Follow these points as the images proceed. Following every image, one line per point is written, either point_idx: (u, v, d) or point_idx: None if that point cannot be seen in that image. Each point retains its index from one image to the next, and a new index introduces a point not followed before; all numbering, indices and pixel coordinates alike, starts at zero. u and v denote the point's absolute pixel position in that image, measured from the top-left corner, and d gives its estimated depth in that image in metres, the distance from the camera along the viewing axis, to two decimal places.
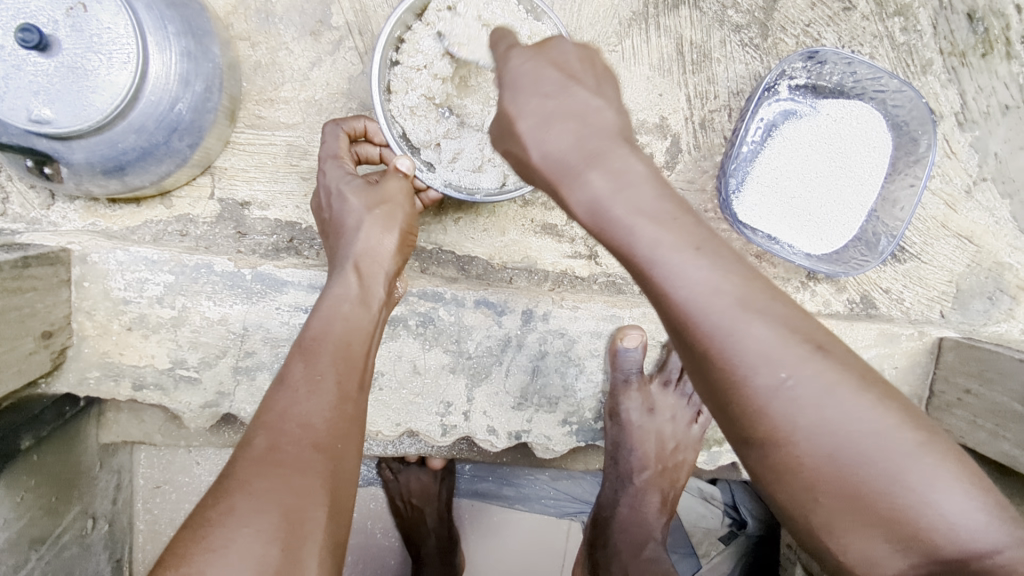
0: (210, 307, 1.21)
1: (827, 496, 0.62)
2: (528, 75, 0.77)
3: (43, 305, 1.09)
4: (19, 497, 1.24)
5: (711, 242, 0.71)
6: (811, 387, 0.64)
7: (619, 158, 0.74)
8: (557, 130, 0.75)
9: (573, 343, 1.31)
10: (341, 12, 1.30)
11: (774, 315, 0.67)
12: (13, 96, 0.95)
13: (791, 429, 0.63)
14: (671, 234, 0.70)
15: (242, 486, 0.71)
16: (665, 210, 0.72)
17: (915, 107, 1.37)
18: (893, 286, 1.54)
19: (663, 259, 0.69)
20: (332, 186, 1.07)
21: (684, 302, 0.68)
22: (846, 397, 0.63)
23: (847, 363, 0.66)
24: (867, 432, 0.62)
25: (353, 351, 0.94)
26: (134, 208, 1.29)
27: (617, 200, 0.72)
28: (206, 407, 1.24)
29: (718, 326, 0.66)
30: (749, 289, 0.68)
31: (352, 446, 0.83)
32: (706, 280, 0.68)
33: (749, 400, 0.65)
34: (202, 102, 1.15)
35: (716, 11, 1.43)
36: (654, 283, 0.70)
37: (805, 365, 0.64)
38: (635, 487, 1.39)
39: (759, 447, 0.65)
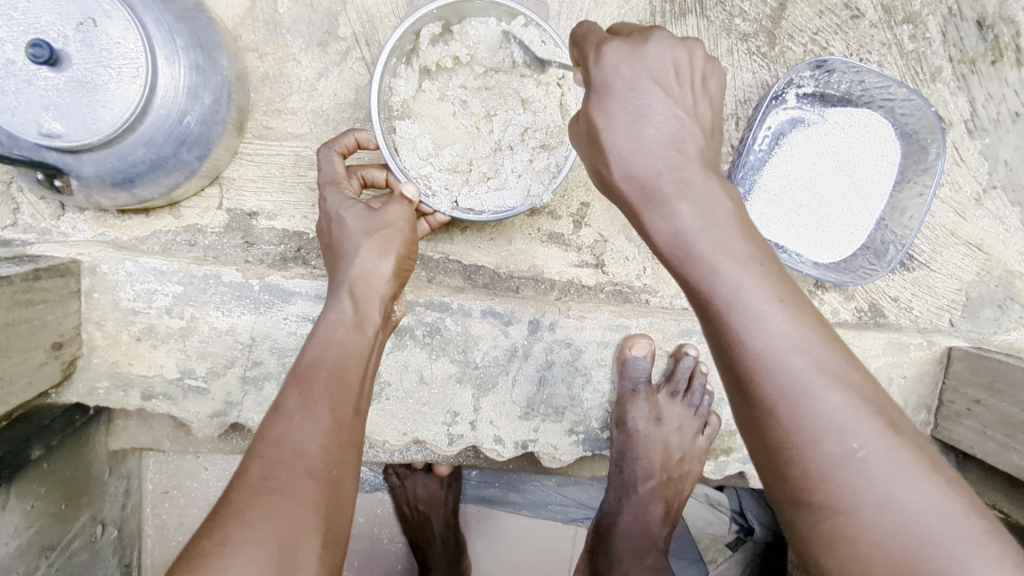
0: (218, 317, 1.22)
1: (880, 569, 0.65)
2: (626, 80, 0.79)
3: (53, 316, 1.10)
4: (30, 505, 1.25)
5: (796, 302, 0.76)
6: (878, 459, 0.68)
7: (709, 192, 0.80)
8: (643, 138, 0.80)
9: (580, 352, 1.31)
10: (348, 23, 1.31)
11: (851, 383, 0.72)
12: (24, 110, 0.96)
13: (853, 498, 0.67)
14: (755, 281, 0.75)
15: (238, 515, 0.72)
16: (750, 257, 0.77)
17: (924, 115, 1.36)
18: (902, 294, 1.53)
19: (745, 303, 0.74)
20: (331, 212, 1.08)
21: (759, 350, 0.73)
22: (915, 477, 0.67)
23: (919, 446, 0.70)
24: (930, 511, 0.65)
25: (348, 376, 0.93)
26: (143, 218, 1.30)
27: (702, 237, 0.78)
28: (214, 416, 1.25)
29: (790, 385, 0.71)
30: (828, 353, 0.73)
31: (348, 473, 0.83)
32: (789, 335, 0.73)
33: (812, 462, 0.69)
34: (211, 115, 1.16)
35: (723, 20, 1.43)
36: (727, 331, 0.75)
37: (877, 436, 0.69)
38: (639, 496, 1.38)
39: (810, 510, 0.69)
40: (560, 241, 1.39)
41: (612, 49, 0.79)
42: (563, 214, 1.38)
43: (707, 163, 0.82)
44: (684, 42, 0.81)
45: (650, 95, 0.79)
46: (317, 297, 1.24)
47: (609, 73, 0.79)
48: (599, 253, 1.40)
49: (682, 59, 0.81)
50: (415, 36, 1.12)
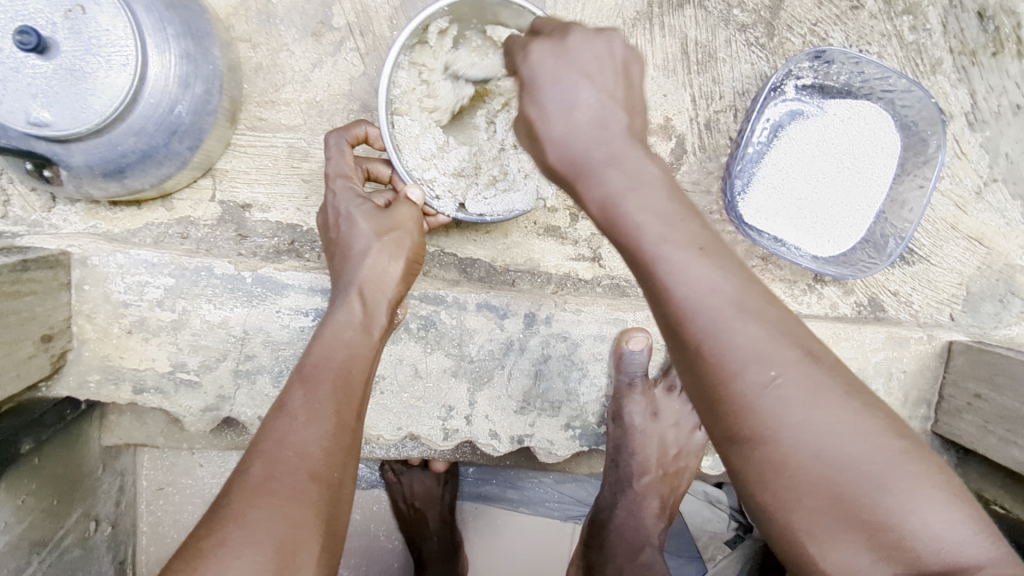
0: (210, 310, 1.20)
1: (810, 498, 0.65)
2: (551, 69, 0.79)
3: (42, 308, 1.08)
4: (20, 500, 1.24)
5: (716, 245, 0.76)
6: (797, 385, 0.68)
7: (634, 158, 0.79)
8: (575, 121, 0.79)
9: (577, 346, 1.30)
10: (342, 13, 1.29)
11: (771, 320, 0.72)
12: (12, 99, 0.95)
13: (777, 427, 0.67)
14: (680, 233, 0.75)
15: (237, 517, 0.71)
16: (674, 212, 0.77)
17: (924, 107, 1.35)
18: (902, 288, 1.52)
19: (668, 255, 0.74)
20: (341, 208, 1.04)
21: (684, 297, 0.72)
22: (828, 404, 0.67)
23: (835, 371, 0.70)
24: (848, 437, 0.65)
25: (353, 379, 0.91)
26: (135, 210, 1.29)
27: (628, 197, 0.78)
28: (207, 411, 1.23)
29: (710, 322, 0.71)
30: (748, 294, 0.73)
31: (348, 477, 0.82)
32: (709, 281, 0.72)
33: (736, 396, 0.69)
34: (202, 104, 1.15)
35: (721, 10, 1.42)
36: (655, 280, 0.74)
37: (797, 366, 0.69)
38: (635, 492, 1.37)
39: (742, 446, 0.69)
40: (556, 234, 1.38)
41: (536, 50, 0.81)
42: (560, 207, 1.37)
43: (635, 134, 0.81)
44: (602, 35, 0.81)
45: (578, 83, 0.79)
46: (311, 290, 1.23)
47: (536, 69, 0.80)
48: (595, 246, 1.39)
49: (603, 51, 0.80)
50: (423, 30, 1.09)
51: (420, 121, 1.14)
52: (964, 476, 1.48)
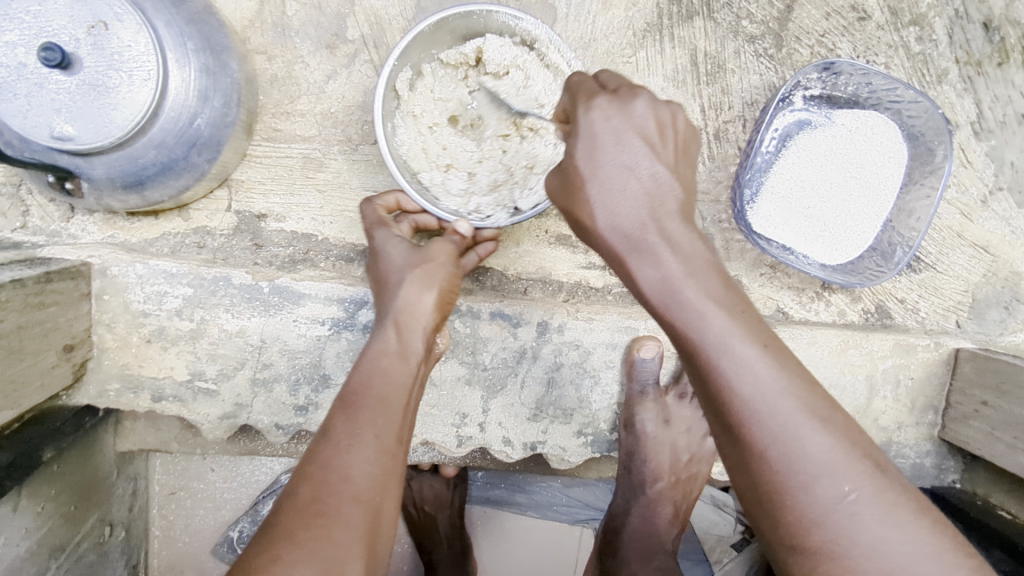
0: (228, 319, 1.22)
1: None
2: (612, 131, 0.84)
3: (64, 319, 1.10)
4: (40, 507, 1.26)
5: (778, 345, 0.79)
6: (870, 502, 0.71)
7: (688, 247, 0.83)
8: (626, 190, 0.84)
9: (589, 354, 1.32)
10: (356, 25, 1.31)
11: (836, 426, 0.75)
12: (37, 114, 0.97)
13: (849, 543, 0.70)
14: (748, 332, 0.78)
15: (287, 536, 0.72)
16: (733, 305, 0.80)
17: (931, 118, 1.37)
18: (909, 296, 1.54)
19: (735, 352, 0.76)
20: (378, 245, 1.10)
21: (749, 395, 0.75)
22: (898, 521, 0.70)
23: (900, 484, 0.74)
24: (913, 554, 0.69)
25: (391, 402, 0.91)
26: (152, 220, 1.30)
27: (688, 286, 0.81)
28: (224, 418, 1.25)
29: (778, 428, 0.73)
30: (813, 395, 0.76)
31: (388, 502, 0.83)
32: (775, 379, 0.75)
33: (806, 507, 0.72)
34: (221, 117, 1.16)
35: (730, 22, 1.43)
36: (717, 377, 0.77)
37: (865, 479, 0.72)
38: (648, 498, 1.38)
39: (803, 556, 0.72)
40: (568, 242, 1.39)
41: (600, 107, 0.85)
42: None
43: (684, 213, 0.86)
44: (668, 105, 0.88)
45: (636, 154, 0.84)
46: (327, 299, 1.24)
47: (597, 125, 0.84)
48: None
49: (664, 118, 0.87)
50: (395, 92, 1.13)
51: (438, 170, 1.19)
52: (970, 481, 1.49)
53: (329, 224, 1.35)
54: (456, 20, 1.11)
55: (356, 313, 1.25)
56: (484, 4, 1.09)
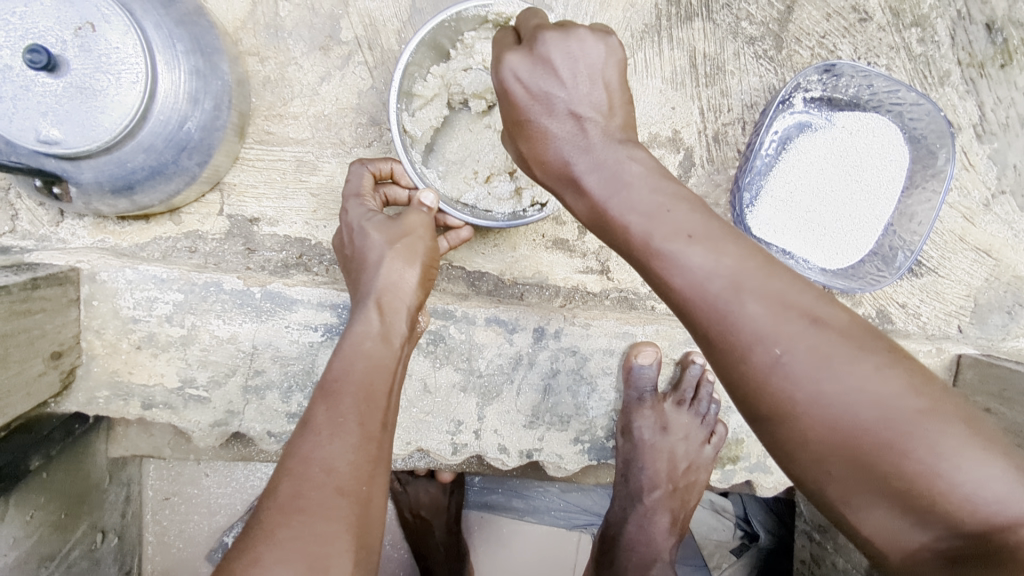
0: (219, 325, 1.20)
1: (836, 467, 0.66)
2: (524, 73, 0.80)
3: (52, 326, 1.08)
4: (28, 515, 1.24)
5: (706, 228, 0.75)
6: (803, 360, 0.68)
7: (614, 161, 0.80)
8: (551, 127, 0.82)
9: (586, 360, 1.30)
10: (350, 27, 1.29)
11: (771, 290, 0.71)
12: (22, 117, 0.95)
13: (792, 404, 0.68)
14: (667, 222, 0.76)
15: (269, 536, 0.71)
16: (660, 203, 0.77)
17: (933, 121, 1.35)
18: (910, 300, 1.52)
19: (658, 247, 0.75)
20: (354, 223, 1.05)
21: (680, 287, 0.73)
22: (842, 366, 0.67)
23: (846, 332, 0.69)
24: (864, 400, 0.65)
25: (376, 390, 0.89)
26: (143, 224, 1.29)
27: (613, 202, 0.79)
28: (215, 426, 1.23)
29: (711, 307, 0.72)
30: (746, 267, 0.72)
31: (375, 490, 0.82)
32: (701, 263, 0.73)
33: (750, 374, 0.70)
34: (212, 120, 1.14)
35: (730, 23, 1.41)
36: (654, 271, 0.76)
37: (800, 338, 0.68)
38: (645, 506, 1.37)
39: (767, 423, 0.71)
40: (564, 247, 1.37)
41: (512, 57, 0.80)
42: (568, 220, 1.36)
43: (613, 129, 0.82)
44: (569, 34, 0.80)
45: (548, 87, 0.80)
46: (320, 305, 1.22)
47: (506, 83, 0.81)
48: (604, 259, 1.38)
49: (579, 51, 0.80)
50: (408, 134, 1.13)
51: (478, 187, 1.16)
52: None
53: (322, 228, 1.33)
54: (431, 36, 1.07)
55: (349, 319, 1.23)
56: (446, 10, 1.03)
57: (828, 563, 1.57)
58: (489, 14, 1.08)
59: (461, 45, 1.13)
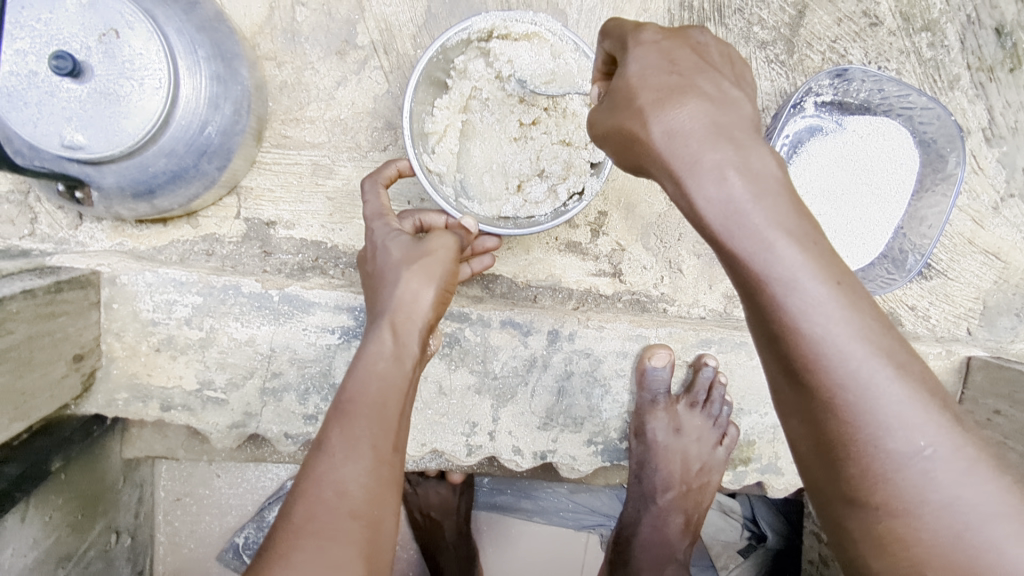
0: (237, 328, 1.21)
1: (936, 575, 0.63)
2: (663, 50, 0.76)
3: (74, 328, 1.09)
4: (47, 516, 1.25)
5: (851, 281, 0.69)
6: (946, 461, 0.65)
7: (756, 157, 0.70)
8: (690, 115, 0.71)
9: (599, 362, 1.31)
10: (367, 31, 1.30)
11: (911, 371, 0.67)
12: (47, 122, 0.96)
13: (918, 502, 0.65)
14: (820, 264, 0.67)
15: (283, 560, 0.74)
16: (806, 235, 0.69)
17: (944, 124, 1.36)
18: (920, 303, 1.53)
19: (802, 287, 0.66)
20: (377, 242, 1.06)
21: (817, 336, 0.66)
22: (983, 476, 0.64)
23: (979, 440, 0.67)
24: (990, 511, 0.63)
25: (389, 412, 0.89)
26: (160, 227, 1.29)
27: (753, 208, 0.68)
28: (233, 427, 1.24)
29: (851, 374, 0.66)
30: (893, 343, 0.68)
31: (387, 511, 0.84)
32: (846, 322, 0.67)
33: (875, 459, 0.66)
34: (231, 125, 1.15)
35: (742, 28, 1.42)
36: (779, 311, 0.68)
37: (947, 433, 0.65)
38: (659, 507, 1.39)
39: (865, 508, 0.67)
40: (578, 250, 1.38)
41: (649, 36, 0.77)
42: (581, 223, 1.37)
43: (755, 137, 0.73)
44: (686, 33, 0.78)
45: (686, 78, 0.73)
46: (337, 308, 1.23)
47: (635, 60, 0.76)
48: (617, 262, 1.39)
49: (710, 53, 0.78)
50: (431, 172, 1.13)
51: (514, 197, 1.17)
52: None
53: (338, 231, 1.34)
54: (425, 77, 1.07)
55: (365, 322, 1.24)
56: (430, 48, 1.04)
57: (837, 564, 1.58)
58: (471, 35, 1.08)
59: (455, 71, 1.13)
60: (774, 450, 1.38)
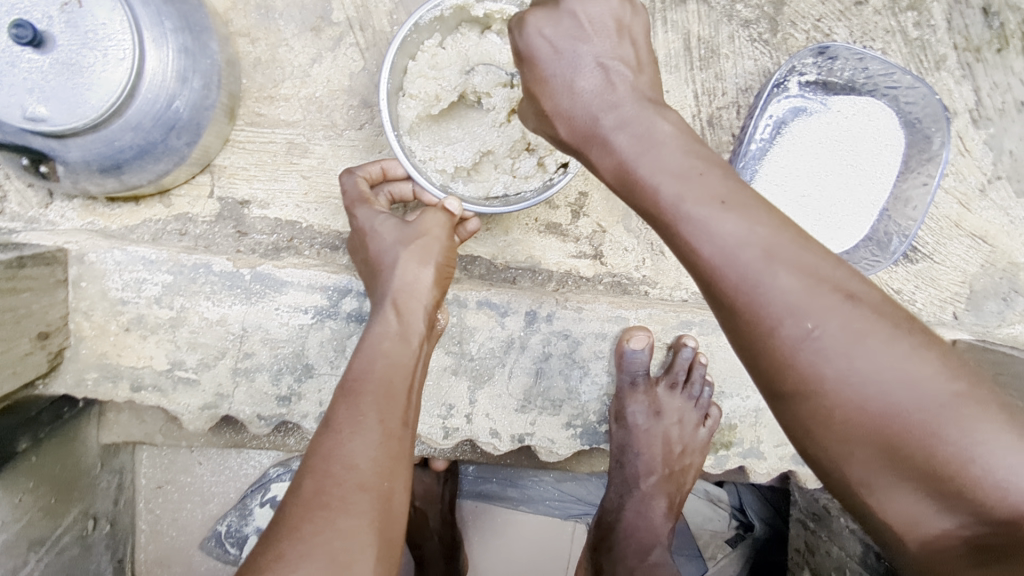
0: (209, 307, 1.19)
1: (861, 447, 0.65)
2: (549, 39, 0.80)
3: (39, 306, 1.07)
4: (18, 499, 1.23)
5: (739, 195, 0.73)
6: (834, 338, 0.66)
7: (644, 120, 0.79)
8: (580, 90, 0.81)
9: (578, 344, 1.29)
10: (342, 8, 1.28)
11: (804, 264, 0.69)
12: (8, 94, 0.93)
13: (819, 379, 0.66)
14: (697, 188, 0.74)
15: (293, 533, 0.70)
16: (691, 170, 0.75)
17: (929, 104, 1.34)
18: (905, 287, 1.51)
19: (689, 213, 0.73)
20: (365, 227, 1.05)
21: (711, 254, 0.71)
22: (874, 344, 0.66)
23: (882, 312, 0.68)
24: (889, 376, 0.64)
25: (396, 390, 0.88)
26: (133, 207, 1.28)
27: (641, 160, 0.78)
28: (205, 409, 1.22)
29: (743, 277, 0.70)
30: (778, 238, 0.71)
31: (399, 487, 0.80)
32: (732, 232, 0.71)
33: (777, 348, 0.68)
34: (201, 100, 1.13)
35: (724, 6, 1.41)
36: (680, 237, 0.74)
37: (832, 314, 0.67)
38: (642, 492, 1.36)
39: (788, 402, 0.69)
40: (558, 231, 1.36)
41: (534, 16, 0.80)
42: (561, 203, 1.35)
43: (644, 93, 0.81)
44: None
45: (580, 41, 0.80)
46: (310, 287, 1.22)
47: (533, 41, 0.81)
48: (597, 244, 1.37)
49: (616, 18, 0.81)
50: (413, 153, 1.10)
51: (505, 175, 1.13)
52: None
53: (313, 211, 1.32)
54: (397, 59, 1.05)
55: (339, 301, 1.22)
56: (404, 27, 1.01)
57: (823, 552, 1.57)
58: (444, 12, 1.05)
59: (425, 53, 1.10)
60: (756, 433, 1.36)
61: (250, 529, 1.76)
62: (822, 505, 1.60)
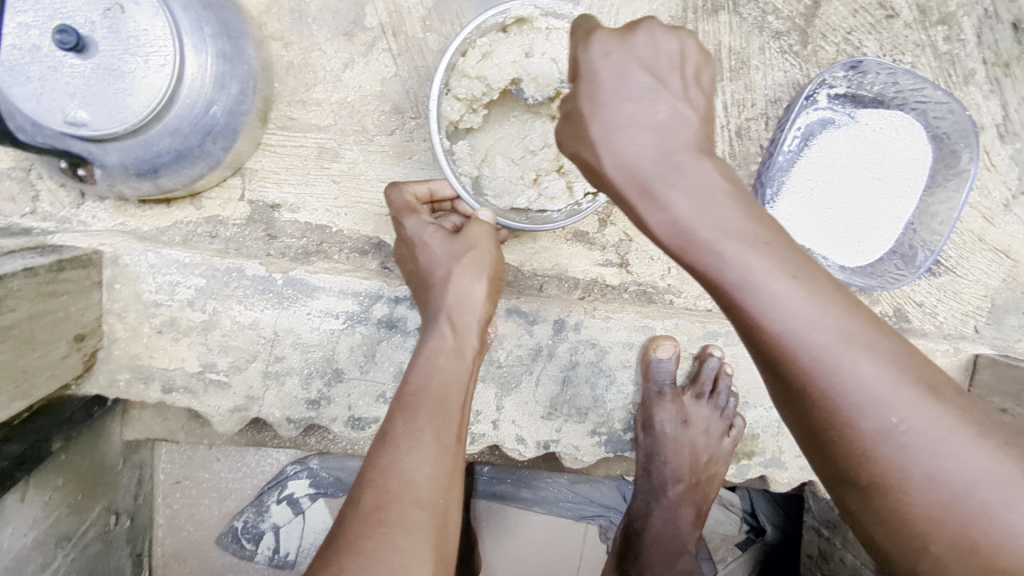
0: (241, 311, 1.20)
1: (936, 542, 0.65)
2: (609, 73, 0.73)
3: (76, 308, 1.08)
4: (47, 496, 1.24)
5: (806, 267, 0.70)
6: (923, 433, 0.65)
7: (694, 172, 0.71)
8: (638, 141, 0.72)
9: (605, 353, 1.30)
10: (375, 13, 1.28)
11: (876, 347, 0.68)
12: (49, 98, 0.94)
13: (904, 474, 0.66)
14: (769, 259, 0.69)
15: (354, 548, 0.72)
16: (755, 234, 0.70)
17: (958, 119, 1.34)
18: (927, 300, 1.51)
19: (760, 286, 0.69)
20: (414, 237, 1.04)
21: (781, 333, 0.69)
22: (956, 442, 0.65)
23: (960, 406, 0.67)
24: (962, 467, 0.64)
25: (451, 404, 0.89)
26: (164, 208, 1.28)
27: (702, 221, 0.70)
28: (235, 411, 1.23)
29: (822, 356, 0.67)
30: (850, 320, 0.69)
31: (454, 502, 0.81)
32: (805, 313, 0.68)
33: (854, 438, 0.67)
34: (237, 105, 1.14)
35: (756, 17, 1.41)
36: (750, 313, 0.70)
37: (914, 405, 0.66)
38: (669, 500, 1.38)
39: (860, 488, 0.69)
40: (585, 239, 1.36)
41: (600, 40, 0.74)
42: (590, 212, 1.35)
43: (700, 143, 0.73)
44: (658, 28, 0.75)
45: (640, 79, 0.73)
46: (341, 293, 1.22)
47: (595, 64, 0.73)
48: (623, 253, 1.37)
49: (671, 50, 0.75)
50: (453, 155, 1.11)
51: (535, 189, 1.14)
52: None
53: (342, 215, 1.33)
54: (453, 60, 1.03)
55: (370, 307, 1.23)
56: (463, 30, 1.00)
57: (837, 559, 1.59)
58: (507, 19, 1.04)
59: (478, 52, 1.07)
60: (777, 444, 1.37)
61: (266, 526, 1.78)
62: (837, 513, 1.63)
